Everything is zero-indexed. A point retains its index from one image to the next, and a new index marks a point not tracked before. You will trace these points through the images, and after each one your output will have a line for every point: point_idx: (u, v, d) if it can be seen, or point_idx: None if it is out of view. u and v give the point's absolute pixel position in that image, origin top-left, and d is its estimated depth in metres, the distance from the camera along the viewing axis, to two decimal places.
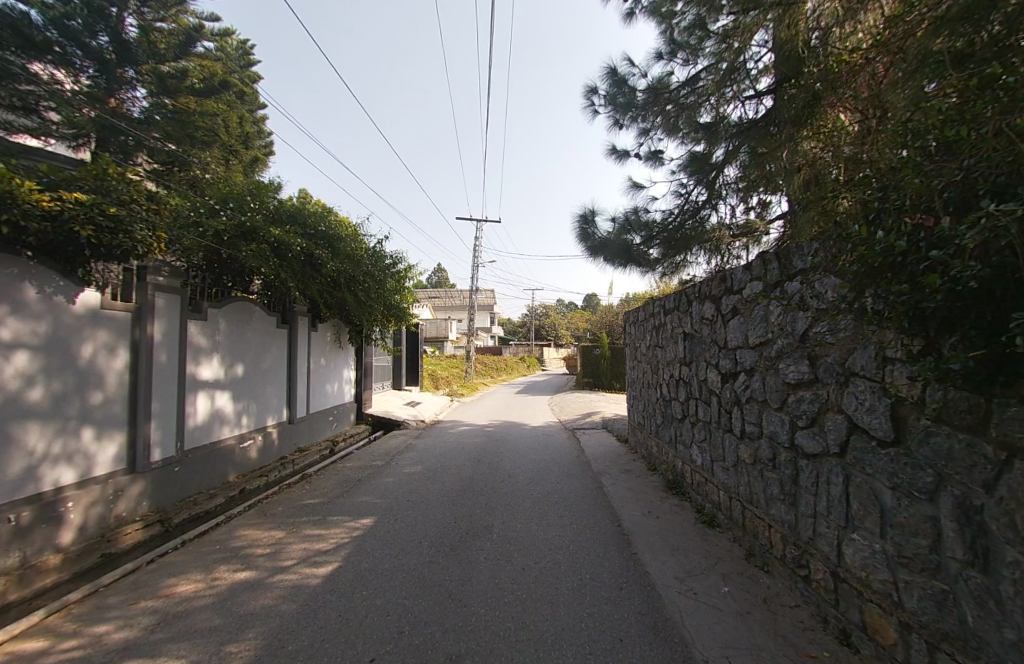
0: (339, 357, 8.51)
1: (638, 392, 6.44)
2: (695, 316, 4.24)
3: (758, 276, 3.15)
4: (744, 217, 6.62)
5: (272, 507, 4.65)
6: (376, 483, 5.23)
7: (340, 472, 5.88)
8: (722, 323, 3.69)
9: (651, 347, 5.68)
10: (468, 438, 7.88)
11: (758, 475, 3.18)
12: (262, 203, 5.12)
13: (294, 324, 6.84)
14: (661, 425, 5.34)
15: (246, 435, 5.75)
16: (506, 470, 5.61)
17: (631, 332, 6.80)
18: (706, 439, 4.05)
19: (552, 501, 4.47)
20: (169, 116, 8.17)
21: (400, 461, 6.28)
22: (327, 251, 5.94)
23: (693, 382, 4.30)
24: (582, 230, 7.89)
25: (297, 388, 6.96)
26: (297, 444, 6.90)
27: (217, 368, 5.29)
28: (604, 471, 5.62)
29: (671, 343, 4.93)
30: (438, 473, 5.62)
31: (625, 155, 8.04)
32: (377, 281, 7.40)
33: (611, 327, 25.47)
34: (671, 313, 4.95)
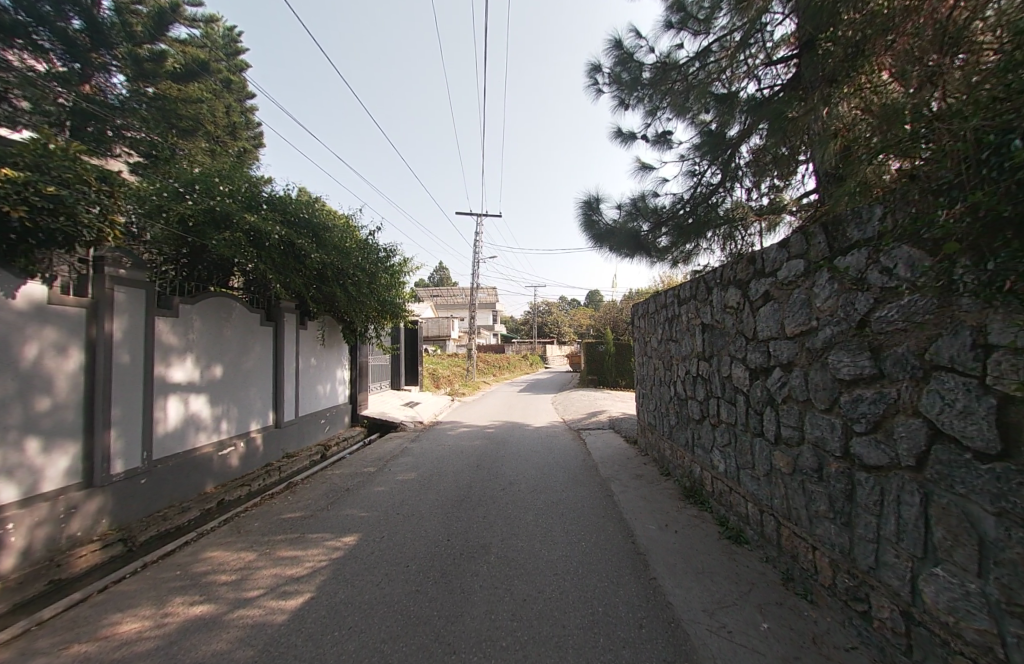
0: (333, 357, 8.08)
1: (649, 391, 5.96)
2: (717, 304, 3.77)
3: (798, 254, 2.68)
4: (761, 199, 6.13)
5: (248, 521, 4.22)
6: (365, 494, 4.77)
7: (327, 480, 5.45)
8: (750, 311, 3.22)
9: (664, 341, 5.20)
10: (468, 442, 7.42)
11: (798, 487, 2.70)
12: (234, 188, 4.63)
13: (281, 322, 6.41)
14: (676, 427, 4.87)
15: (226, 442, 5.32)
16: (506, 477, 5.16)
17: (641, 326, 6.33)
18: (731, 444, 3.58)
19: (558, 513, 4.02)
20: (149, 103, 7.76)
21: (393, 468, 5.83)
22: (312, 242, 5.48)
23: (715, 379, 3.82)
24: (585, 217, 7.43)
25: (285, 390, 6.52)
26: (285, 449, 6.47)
27: (191, 370, 4.85)
28: (614, 476, 5.14)
29: (687, 336, 4.46)
30: (433, 481, 5.16)
31: (631, 138, 7.58)
32: (370, 274, 6.94)
33: (615, 323, 24.94)
34: (687, 303, 4.47)
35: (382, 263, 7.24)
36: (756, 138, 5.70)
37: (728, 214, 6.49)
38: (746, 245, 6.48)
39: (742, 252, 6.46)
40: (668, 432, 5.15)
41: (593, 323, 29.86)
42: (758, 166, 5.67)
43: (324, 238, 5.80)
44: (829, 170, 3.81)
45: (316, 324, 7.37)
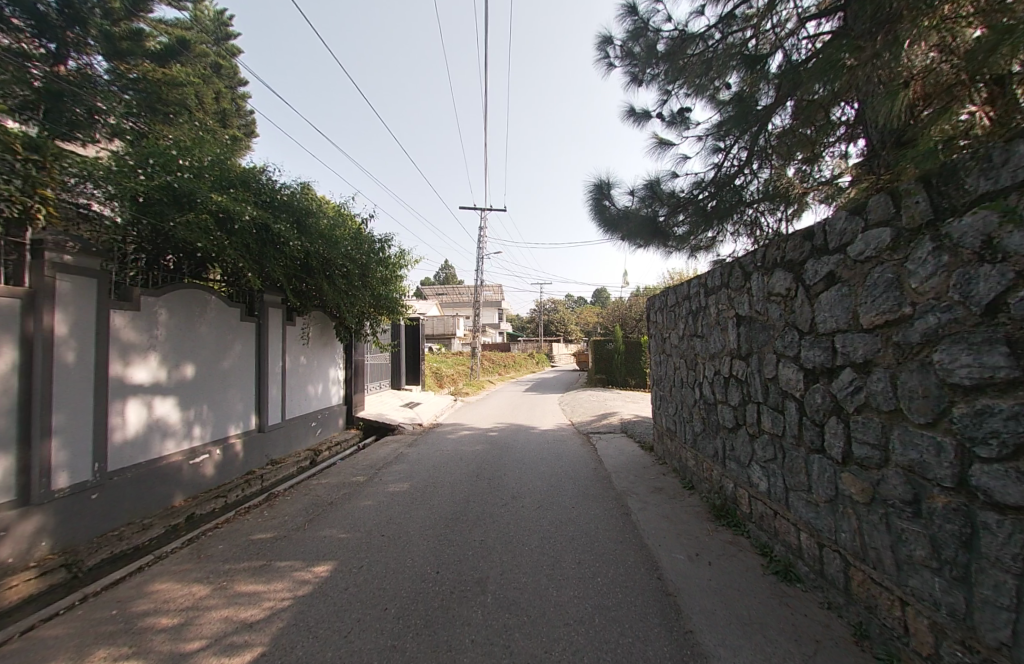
0: (325, 355, 7.56)
1: (667, 393, 5.36)
2: (757, 292, 3.17)
3: (881, 221, 2.07)
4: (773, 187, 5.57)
5: (214, 543, 3.69)
6: (349, 509, 4.24)
7: (312, 491, 4.92)
8: (807, 298, 2.62)
9: (686, 338, 4.60)
10: (469, 447, 6.85)
11: (882, 522, 2.10)
12: (194, 162, 4.07)
13: (266, 316, 5.90)
14: (702, 435, 4.26)
15: (199, 449, 4.80)
16: (510, 490, 4.59)
17: (658, 320, 5.73)
18: (777, 459, 2.98)
19: (567, 538, 3.45)
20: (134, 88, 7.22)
21: (384, 477, 5.29)
22: (292, 227, 4.93)
23: (754, 382, 3.23)
24: (595, 203, 6.82)
25: (270, 391, 6.01)
26: (270, 455, 5.96)
27: (157, 369, 4.33)
28: (630, 490, 4.55)
29: (717, 331, 3.86)
30: (427, 494, 4.61)
31: (645, 117, 6.96)
32: (361, 266, 6.39)
33: (624, 320, 24.27)
34: (716, 293, 3.87)
35: (374, 253, 6.66)
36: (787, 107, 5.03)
37: (753, 197, 5.82)
38: (775, 230, 5.81)
39: (775, 236, 5.80)
40: (691, 440, 4.56)
41: (600, 320, 29.18)
42: (785, 136, 5.00)
43: (304, 224, 5.22)
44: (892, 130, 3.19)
45: (306, 321, 6.85)
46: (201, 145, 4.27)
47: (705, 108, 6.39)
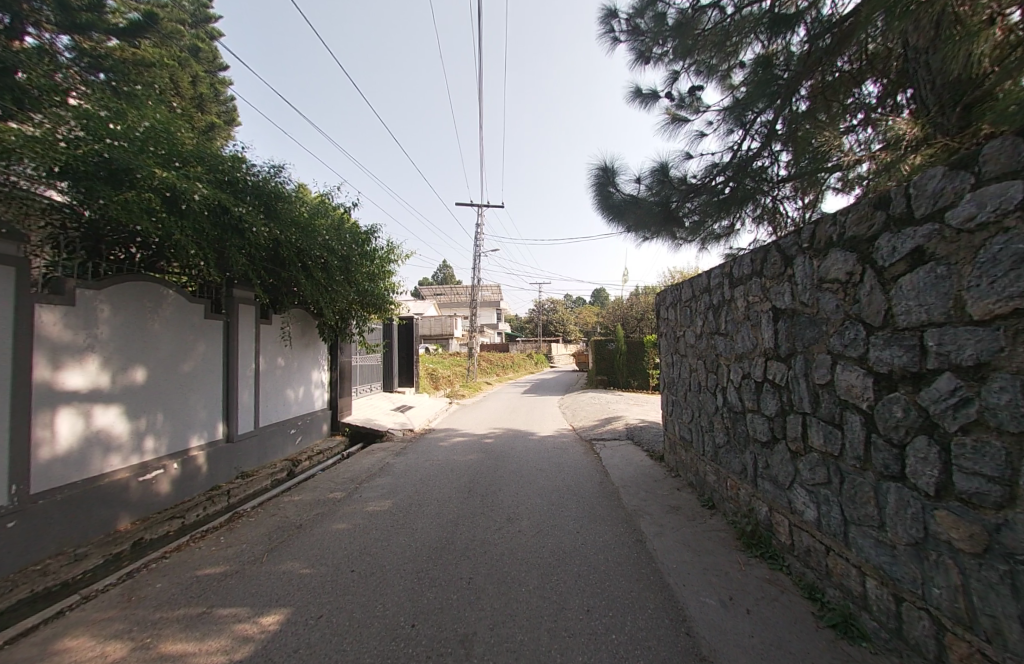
0: (307, 356, 6.98)
1: (681, 398, 4.80)
2: (803, 281, 2.63)
3: (1007, 172, 1.51)
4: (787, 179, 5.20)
5: (153, 580, 3.11)
6: (320, 535, 3.65)
7: (282, 510, 4.34)
8: (880, 284, 2.07)
9: (706, 336, 4.06)
10: (462, 456, 6.27)
11: (1006, 583, 1.54)
12: (128, 128, 3.39)
13: (236, 313, 5.32)
14: (725, 448, 3.72)
15: (151, 464, 4.22)
16: (506, 510, 4.01)
17: (669, 317, 5.18)
18: (832, 483, 2.43)
19: (573, 575, 2.88)
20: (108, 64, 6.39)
21: (363, 491, 4.71)
22: (258, 211, 4.33)
23: (799, 389, 2.67)
24: (600, 187, 6.23)
25: (241, 396, 5.43)
26: (241, 467, 5.38)
27: (97, 374, 3.75)
28: (642, 510, 3.99)
29: (746, 329, 3.31)
30: (411, 514, 4.02)
31: (653, 98, 6.40)
32: (343, 258, 5.81)
33: (625, 320, 23.71)
34: (745, 284, 3.32)
35: (358, 245, 6.08)
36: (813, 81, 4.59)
37: (775, 179, 5.26)
38: (799, 216, 5.30)
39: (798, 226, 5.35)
40: (712, 454, 4.00)
41: (600, 320, 28.62)
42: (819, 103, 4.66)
43: (271, 209, 4.59)
44: (974, 72, 2.63)
45: (284, 318, 6.25)
46: (147, 112, 3.63)
47: (721, 86, 5.83)
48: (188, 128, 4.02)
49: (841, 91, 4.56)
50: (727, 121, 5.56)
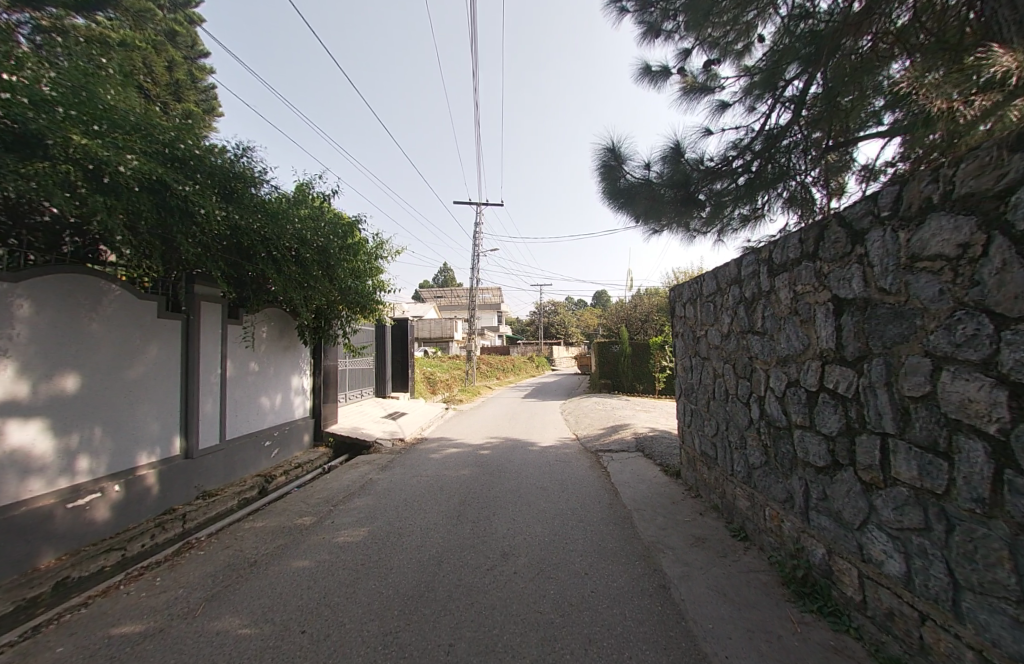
0: (285, 360, 6.39)
1: (701, 407, 4.20)
2: (883, 262, 2.02)
3: None
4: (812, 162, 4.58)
5: (55, 642, 2.47)
6: (273, 579, 3.00)
7: (239, 540, 3.71)
8: (1017, 257, 1.43)
9: (735, 337, 3.44)
10: (454, 470, 5.63)
11: None
12: (34, 82, 2.77)
13: (197, 312, 4.71)
14: (764, 471, 3.10)
15: (85, 487, 3.59)
16: (500, 544, 3.37)
17: (686, 315, 4.59)
18: (933, 529, 1.81)
19: (583, 641, 2.23)
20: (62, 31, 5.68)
21: (333, 517, 4.07)
22: (211, 192, 3.73)
23: (877, 401, 2.06)
24: (605, 171, 5.63)
25: (204, 405, 4.82)
26: (203, 486, 4.77)
27: (11, 382, 3.14)
28: (661, 542, 3.37)
29: (794, 326, 2.69)
30: (386, 548, 3.37)
31: (662, 77, 5.75)
32: (320, 251, 5.25)
33: (629, 321, 22.96)
34: (792, 270, 2.70)
35: (338, 237, 5.45)
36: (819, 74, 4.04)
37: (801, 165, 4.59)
38: (825, 206, 4.67)
39: (821, 217, 4.73)
40: (745, 476, 3.38)
41: (602, 321, 27.88)
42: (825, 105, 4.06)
43: (223, 189, 3.95)
44: None
45: (253, 318, 5.62)
46: (62, 68, 3.00)
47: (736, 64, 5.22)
48: (118, 81, 3.36)
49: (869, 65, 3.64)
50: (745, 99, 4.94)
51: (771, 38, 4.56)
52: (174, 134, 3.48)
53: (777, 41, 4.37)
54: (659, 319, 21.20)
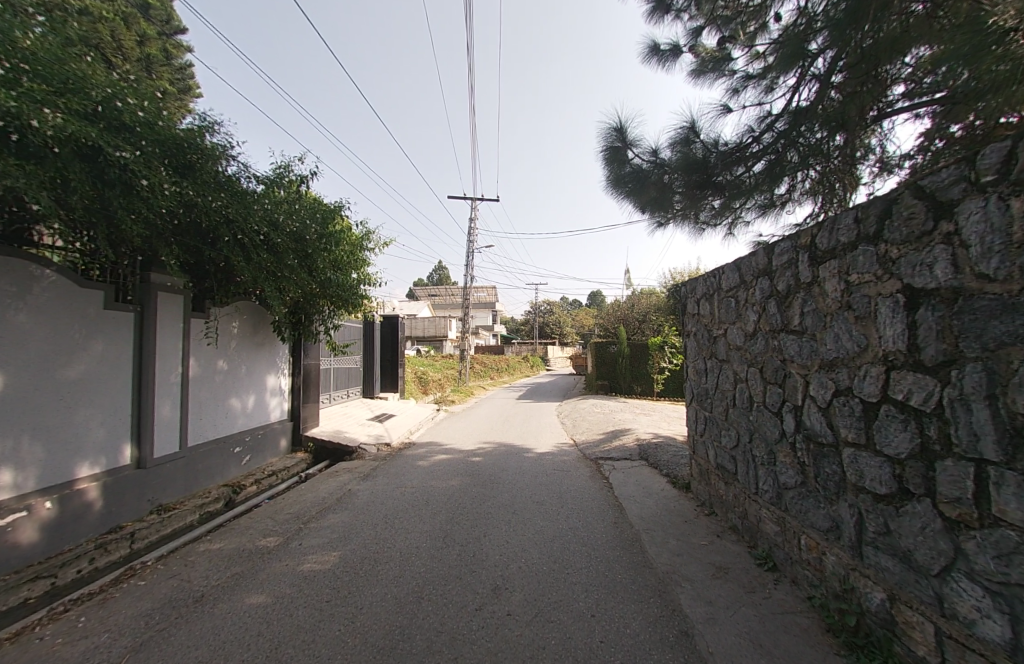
0: (260, 358, 5.87)
1: (718, 415, 3.77)
2: (985, 240, 1.55)
3: None
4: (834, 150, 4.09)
5: None
6: (218, 621, 2.50)
7: (189, 568, 3.19)
8: None
9: (763, 337, 3.00)
10: (442, 480, 5.15)
11: None
12: None
13: (153, 304, 4.19)
14: (801, 494, 2.65)
15: (7, 505, 3.04)
16: (492, 575, 2.90)
17: (700, 312, 4.15)
18: None
19: None
20: None
21: (301, 539, 3.57)
22: (159, 165, 3.21)
23: (970, 419, 1.61)
24: (610, 155, 5.19)
25: (161, 408, 4.29)
26: (159, 499, 4.24)
27: None
28: (678, 573, 2.91)
29: (844, 323, 2.24)
30: (357, 581, 2.88)
31: (673, 54, 5.30)
32: (295, 238, 4.75)
33: (626, 321, 22.55)
34: (843, 257, 2.25)
35: (316, 222, 4.96)
36: (838, 53, 3.63)
37: (822, 152, 4.14)
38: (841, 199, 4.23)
39: (837, 211, 4.28)
40: (774, 497, 2.93)
41: (598, 321, 27.45)
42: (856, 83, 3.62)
43: (173, 162, 3.40)
44: None
45: (222, 312, 5.11)
46: None
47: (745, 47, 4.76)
48: (43, 21, 2.78)
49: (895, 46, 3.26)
50: (758, 83, 4.55)
51: (792, 14, 4.02)
52: (111, 91, 2.91)
53: (795, 16, 3.95)
54: (658, 319, 20.83)
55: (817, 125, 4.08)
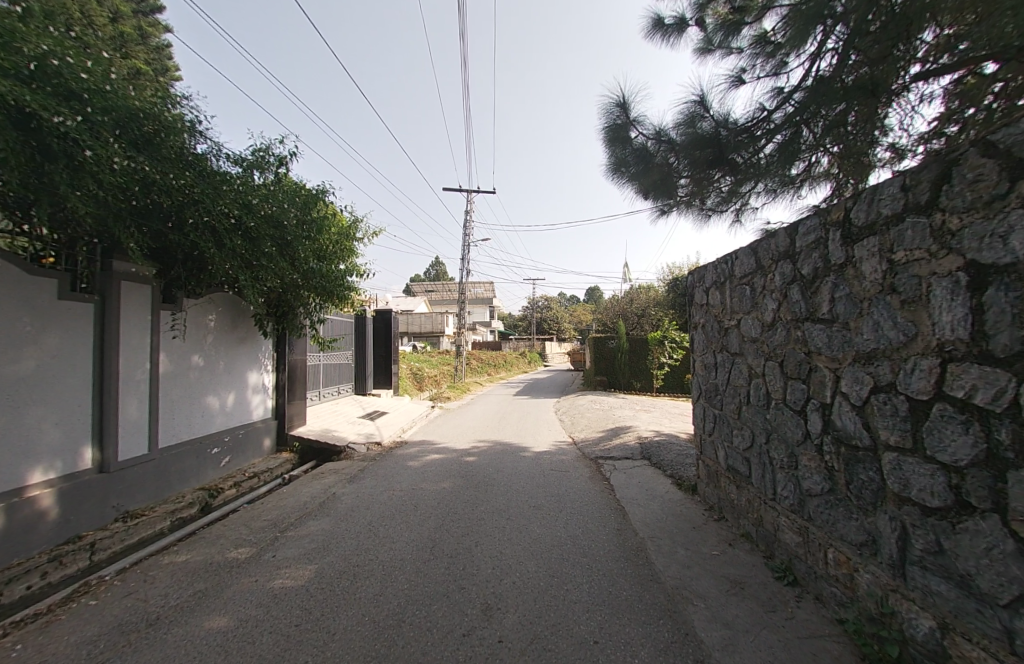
0: (240, 353, 5.55)
1: (729, 413, 3.49)
2: None
3: None
4: (848, 132, 3.75)
5: None
6: (169, 648, 2.19)
7: (148, 585, 2.87)
8: None
9: (784, 328, 2.71)
10: (433, 482, 4.86)
11: None
12: None
13: (117, 294, 3.86)
14: (829, 502, 2.36)
15: None
16: (482, 591, 2.61)
17: (708, 303, 3.87)
18: None
19: None
20: None
21: (276, 550, 3.26)
22: (109, 136, 2.87)
23: None
24: (612, 136, 4.95)
25: (126, 408, 3.96)
26: (124, 506, 3.91)
27: None
28: (689, 589, 2.62)
29: (887, 309, 1.94)
30: (332, 599, 2.58)
31: (679, 27, 4.96)
32: (272, 224, 4.43)
33: (625, 316, 22.26)
34: (886, 233, 1.95)
35: (294, 207, 4.63)
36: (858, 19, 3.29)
37: (836, 133, 3.82)
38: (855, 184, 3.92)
39: (850, 195, 3.97)
40: (796, 504, 2.65)
41: (597, 316, 27.14)
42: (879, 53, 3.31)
43: (127, 135, 3.07)
44: None
45: (196, 304, 4.79)
46: None
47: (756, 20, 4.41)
48: None
49: (924, 12, 2.92)
50: (770, 59, 4.34)
51: None
52: (47, 49, 2.55)
53: None
54: (657, 314, 20.57)
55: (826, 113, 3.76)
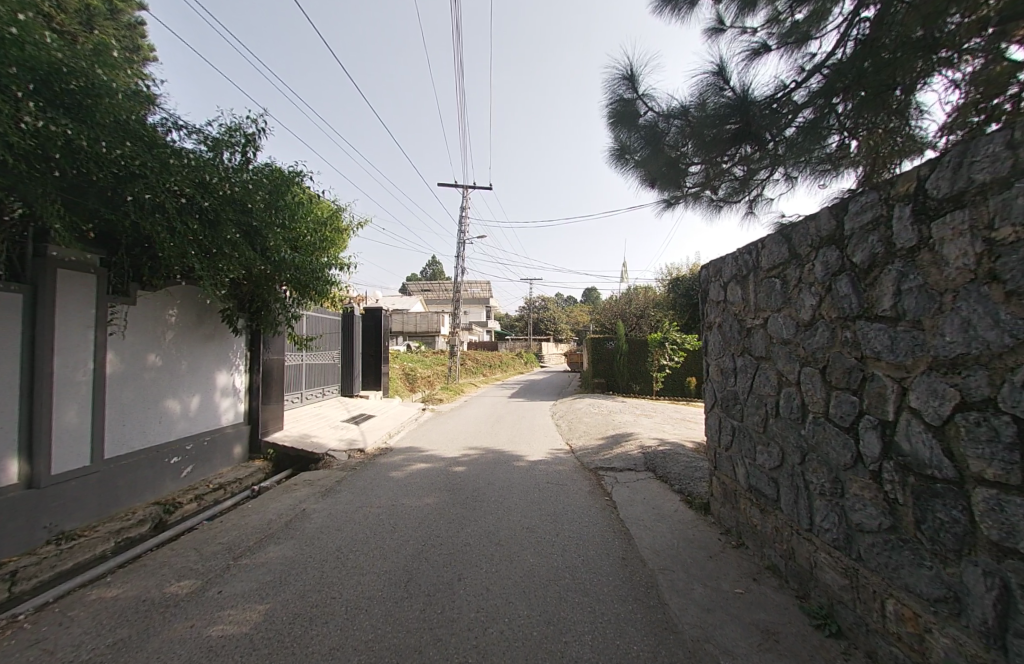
0: (206, 353, 5.07)
1: (751, 426, 3.05)
2: None
3: None
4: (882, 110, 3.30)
5: None
6: None
7: (59, 630, 2.38)
8: None
9: (828, 328, 2.27)
10: (416, 497, 4.39)
11: None
12: None
13: (50, 283, 3.35)
14: (890, 542, 1.92)
15: None
16: (461, 644, 2.15)
17: (726, 300, 3.44)
18: None
19: None
20: None
21: (223, 584, 2.78)
22: (19, 91, 2.38)
23: None
24: (617, 119, 4.54)
25: (64, 414, 3.47)
26: (59, 525, 3.41)
27: None
28: (713, 644, 2.16)
29: (983, 303, 1.49)
30: (279, 655, 2.10)
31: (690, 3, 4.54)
32: (234, 207, 3.95)
33: (625, 317, 21.80)
34: (981, 205, 1.51)
35: (263, 191, 4.16)
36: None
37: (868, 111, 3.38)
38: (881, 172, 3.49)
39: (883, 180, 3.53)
40: (842, 540, 2.20)
41: (595, 317, 26.69)
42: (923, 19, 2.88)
43: (47, 93, 2.58)
44: None
45: (150, 297, 4.30)
46: None
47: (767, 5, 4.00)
48: None
49: None
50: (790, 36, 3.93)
51: None
52: None
53: None
54: (657, 315, 20.12)
55: (858, 88, 3.29)
